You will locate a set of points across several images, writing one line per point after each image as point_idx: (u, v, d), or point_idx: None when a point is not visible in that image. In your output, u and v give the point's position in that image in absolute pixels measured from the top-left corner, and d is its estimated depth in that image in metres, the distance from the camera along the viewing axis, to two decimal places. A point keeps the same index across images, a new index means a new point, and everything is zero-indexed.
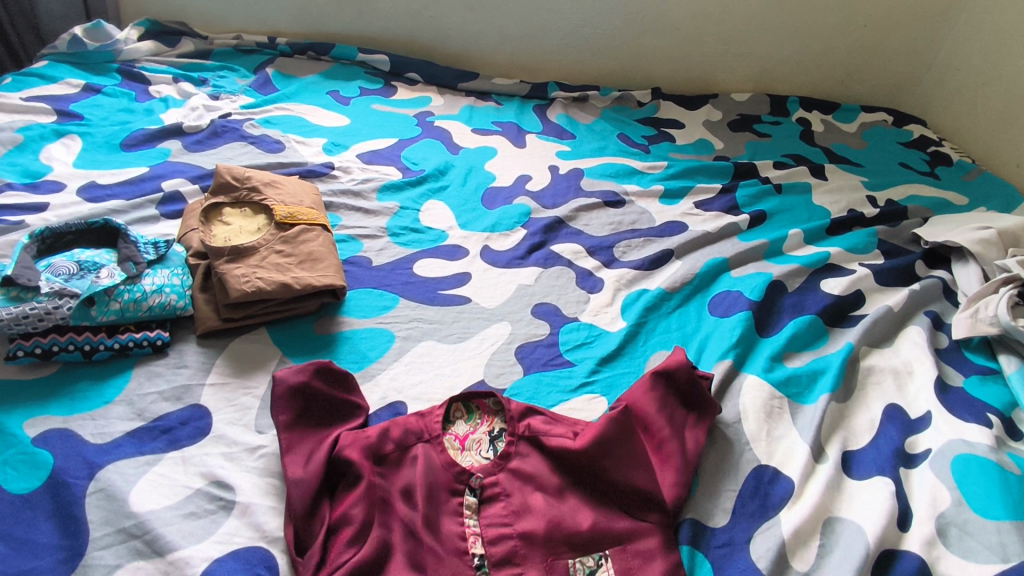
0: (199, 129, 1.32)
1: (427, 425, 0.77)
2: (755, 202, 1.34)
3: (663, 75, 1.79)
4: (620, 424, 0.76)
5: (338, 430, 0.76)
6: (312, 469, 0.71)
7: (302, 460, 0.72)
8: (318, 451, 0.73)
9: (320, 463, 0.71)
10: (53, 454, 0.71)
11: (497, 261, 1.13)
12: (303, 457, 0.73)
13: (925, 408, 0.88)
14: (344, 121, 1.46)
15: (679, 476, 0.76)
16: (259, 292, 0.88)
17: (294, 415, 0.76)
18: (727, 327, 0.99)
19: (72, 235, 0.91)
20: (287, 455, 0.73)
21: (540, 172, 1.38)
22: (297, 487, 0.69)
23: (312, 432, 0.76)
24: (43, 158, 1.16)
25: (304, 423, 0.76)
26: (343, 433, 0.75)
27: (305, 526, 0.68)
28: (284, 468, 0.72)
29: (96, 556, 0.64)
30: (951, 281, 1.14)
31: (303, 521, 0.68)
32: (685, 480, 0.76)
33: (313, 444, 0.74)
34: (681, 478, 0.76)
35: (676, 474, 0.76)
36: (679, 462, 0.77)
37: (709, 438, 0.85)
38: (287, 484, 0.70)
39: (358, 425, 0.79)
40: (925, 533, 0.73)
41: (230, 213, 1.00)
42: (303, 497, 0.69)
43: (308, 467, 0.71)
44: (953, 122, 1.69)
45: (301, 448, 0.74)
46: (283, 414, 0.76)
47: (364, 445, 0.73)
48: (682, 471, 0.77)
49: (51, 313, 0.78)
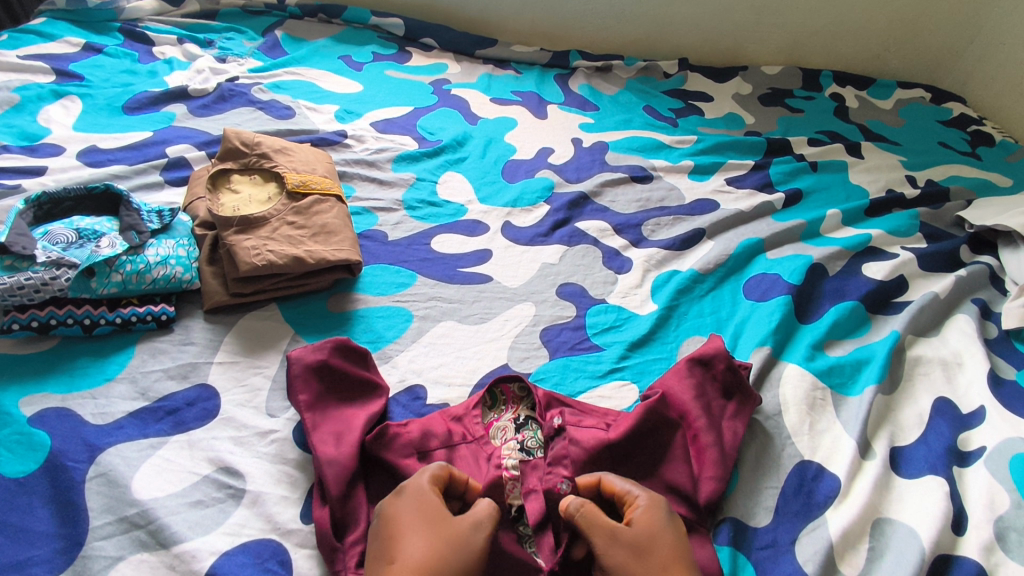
0: (205, 93, 1.25)
1: (468, 427, 0.72)
2: (790, 180, 1.27)
3: (690, 45, 1.70)
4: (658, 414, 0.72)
5: (362, 413, 0.71)
6: (345, 449, 0.66)
7: (332, 441, 0.67)
8: (348, 431, 0.68)
9: (355, 445, 0.67)
10: (51, 435, 0.66)
11: (520, 238, 1.07)
12: (333, 437, 0.68)
13: (977, 403, 0.82)
14: (356, 88, 1.38)
15: (719, 469, 0.71)
16: (270, 265, 0.83)
17: (315, 396, 0.71)
18: (764, 312, 0.94)
19: (71, 201, 0.85)
20: (315, 436, 0.67)
21: (563, 144, 1.31)
22: (330, 468, 0.64)
23: (334, 413, 0.71)
24: (41, 120, 1.10)
25: (325, 404, 0.71)
26: (365, 418, 0.71)
27: (344, 512, 0.63)
28: (313, 449, 0.66)
29: (96, 547, 0.59)
30: (999, 267, 1.06)
31: (343, 505, 0.63)
32: (724, 474, 0.71)
33: (338, 424, 0.69)
34: (720, 470, 0.71)
35: (714, 468, 0.71)
36: (717, 455, 0.72)
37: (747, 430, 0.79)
38: (320, 464, 0.65)
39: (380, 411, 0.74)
40: (983, 538, 0.68)
41: (238, 181, 0.95)
42: (338, 479, 0.64)
43: (341, 447, 0.67)
44: (996, 100, 1.60)
45: (327, 428, 0.69)
46: (303, 395, 0.71)
47: (407, 443, 0.68)
48: (722, 464, 0.72)
49: (48, 284, 0.73)
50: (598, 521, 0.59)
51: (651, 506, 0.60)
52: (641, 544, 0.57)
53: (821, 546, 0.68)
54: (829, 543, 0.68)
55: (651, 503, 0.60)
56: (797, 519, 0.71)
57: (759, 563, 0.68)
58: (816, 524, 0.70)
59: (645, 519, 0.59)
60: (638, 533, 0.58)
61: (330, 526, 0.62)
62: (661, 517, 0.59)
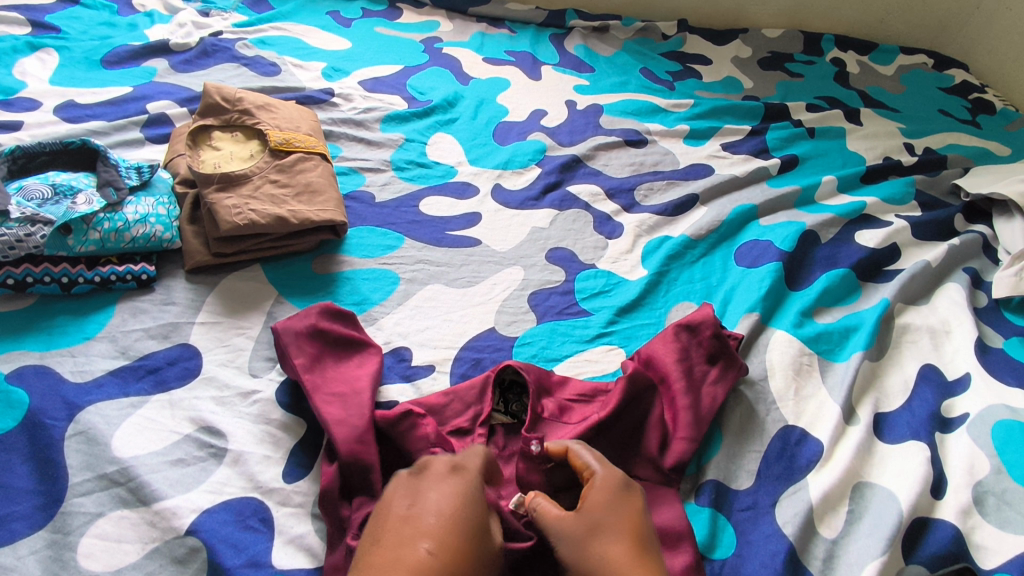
0: (186, 47, 1.21)
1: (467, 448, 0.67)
2: (786, 146, 1.25)
3: (690, 6, 1.64)
4: (641, 383, 0.72)
5: (360, 374, 0.71)
6: (355, 412, 0.66)
7: (338, 401, 0.67)
8: (350, 392, 0.68)
9: (363, 409, 0.66)
10: (29, 392, 0.66)
11: (510, 202, 1.05)
12: (339, 399, 0.67)
13: (963, 369, 0.82)
14: (344, 45, 1.34)
15: (693, 431, 0.71)
16: (252, 225, 0.81)
17: (312, 359, 0.70)
18: (755, 278, 0.93)
19: (46, 156, 0.83)
20: (318, 397, 0.67)
21: (556, 106, 1.28)
22: (341, 428, 0.64)
23: (333, 373, 0.70)
24: (16, 73, 1.06)
25: (323, 365, 0.71)
26: (366, 379, 0.70)
27: (353, 471, 0.62)
28: (318, 410, 0.66)
29: (76, 503, 0.59)
30: (993, 237, 1.05)
31: (351, 465, 0.62)
32: (697, 436, 0.71)
33: (339, 384, 0.69)
34: (692, 432, 0.71)
35: (689, 431, 0.71)
36: (690, 417, 0.72)
37: (730, 397, 0.79)
38: (328, 425, 0.65)
39: (377, 369, 0.73)
40: (961, 501, 0.68)
41: (220, 137, 0.92)
42: (349, 438, 0.63)
43: (349, 409, 0.66)
44: (1000, 68, 1.57)
45: (329, 389, 0.68)
46: (300, 358, 0.70)
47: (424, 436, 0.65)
48: (695, 426, 0.72)
49: (22, 240, 0.72)
50: (547, 512, 0.57)
51: (601, 487, 0.57)
52: (585, 527, 0.55)
53: (801, 508, 0.68)
54: (809, 505, 0.68)
55: (602, 485, 0.57)
56: (778, 483, 0.72)
57: (739, 525, 0.68)
58: (797, 487, 0.71)
59: (601, 499, 0.56)
60: (585, 518, 0.55)
61: (339, 483, 0.62)
62: (609, 497, 0.57)
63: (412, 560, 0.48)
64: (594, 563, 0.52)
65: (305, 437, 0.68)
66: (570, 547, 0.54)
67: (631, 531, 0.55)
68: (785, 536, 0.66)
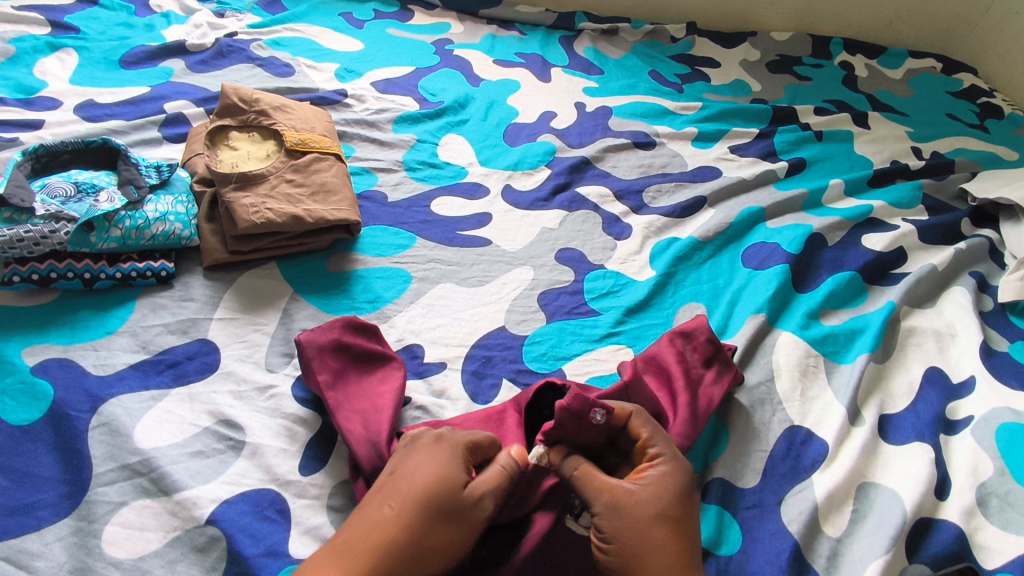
0: (202, 48, 1.23)
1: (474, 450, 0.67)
2: (794, 149, 1.26)
3: (699, 9, 1.65)
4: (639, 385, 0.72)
5: (382, 391, 0.71)
6: (374, 430, 0.66)
7: (359, 420, 0.67)
8: (371, 411, 0.68)
9: (383, 425, 0.67)
10: (53, 385, 0.68)
11: (520, 202, 1.06)
12: (359, 417, 0.68)
13: (968, 373, 0.83)
14: (357, 46, 1.36)
15: (688, 429, 0.71)
16: (268, 223, 0.82)
17: (335, 375, 0.71)
18: (762, 281, 0.94)
19: (69, 155, 0.85)
20: (341, 414, 0.67)
21: (565, 109, 1.29)
22: (361, 445, 0.64)
23: (355, 391, 0.71)
24: (37, 72, 1.08)
25: (344, 380, 0.71)
26: (388, 397, 0.70)
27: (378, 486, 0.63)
28: (340, 427, 0.66)
29: (100, 492, 0.61)
30: (999, 240, 1.06)
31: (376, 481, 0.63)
32: (692, 433, 0.71)
33: (362, 401, 0.70)
34: (687, 428, 0.71)
35: (683, 427, 0.71)
36: (688, 414, 0.72)
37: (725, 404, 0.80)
38: (348, 442, 0.65)
39: (401, 387, 0.73)
40: (965, 502, 0.69)
41: (237, 138, 0.94)
42: (370, 455, 0.64)
43: (369, 427, 0.66)
44: (1010, 71, 1.57)
45: (351, 406, 0.69)
46: (323, 374, 0.70)
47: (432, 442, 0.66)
48: (691, 424, 0.71)
49: (47, 237, 0.73)
50: (597, 476, 0.57)
51: (665, 473, 0.58)
52: (647, 511, 0.55)
53: (806, 507, 0.69)
54: (815, 504, 0.70)
55: (669, 471, 0.58)
56: (784, 481, 0.73)
57: (745, 522, 0.70)
58: (802, 487, 0.72)
59: (670, 489, 0.57)
60: (647, 500, 0.56)
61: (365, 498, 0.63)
62: (673, 487, 0.57)
63: (378, 520, 0.51)
64: (647, 548, 0.54)
65: (320, 432, 0.70)
66: (615, 517, 0.55)
67: (686, 531, 0.56)
68: (791, 533, 0.67)
